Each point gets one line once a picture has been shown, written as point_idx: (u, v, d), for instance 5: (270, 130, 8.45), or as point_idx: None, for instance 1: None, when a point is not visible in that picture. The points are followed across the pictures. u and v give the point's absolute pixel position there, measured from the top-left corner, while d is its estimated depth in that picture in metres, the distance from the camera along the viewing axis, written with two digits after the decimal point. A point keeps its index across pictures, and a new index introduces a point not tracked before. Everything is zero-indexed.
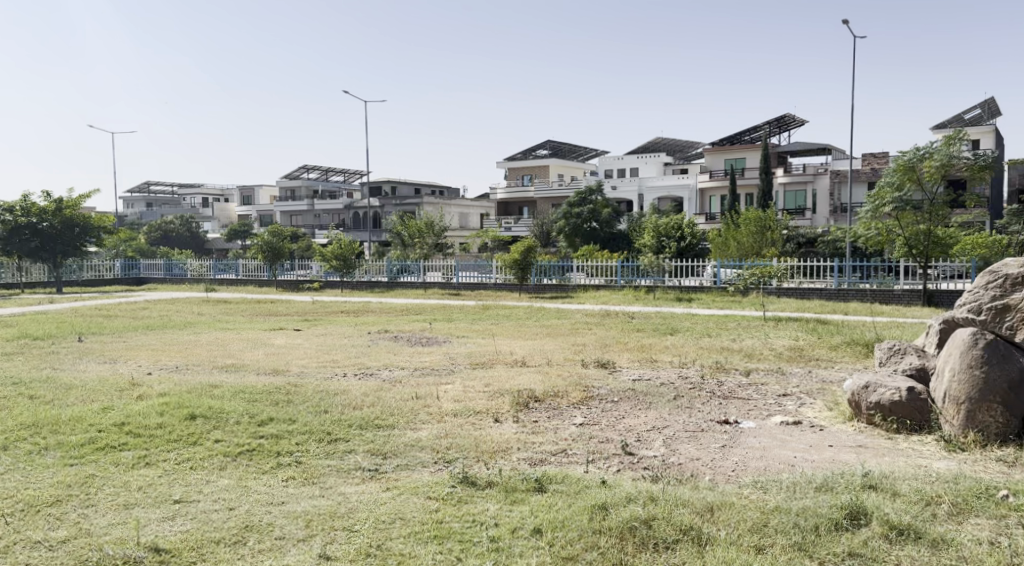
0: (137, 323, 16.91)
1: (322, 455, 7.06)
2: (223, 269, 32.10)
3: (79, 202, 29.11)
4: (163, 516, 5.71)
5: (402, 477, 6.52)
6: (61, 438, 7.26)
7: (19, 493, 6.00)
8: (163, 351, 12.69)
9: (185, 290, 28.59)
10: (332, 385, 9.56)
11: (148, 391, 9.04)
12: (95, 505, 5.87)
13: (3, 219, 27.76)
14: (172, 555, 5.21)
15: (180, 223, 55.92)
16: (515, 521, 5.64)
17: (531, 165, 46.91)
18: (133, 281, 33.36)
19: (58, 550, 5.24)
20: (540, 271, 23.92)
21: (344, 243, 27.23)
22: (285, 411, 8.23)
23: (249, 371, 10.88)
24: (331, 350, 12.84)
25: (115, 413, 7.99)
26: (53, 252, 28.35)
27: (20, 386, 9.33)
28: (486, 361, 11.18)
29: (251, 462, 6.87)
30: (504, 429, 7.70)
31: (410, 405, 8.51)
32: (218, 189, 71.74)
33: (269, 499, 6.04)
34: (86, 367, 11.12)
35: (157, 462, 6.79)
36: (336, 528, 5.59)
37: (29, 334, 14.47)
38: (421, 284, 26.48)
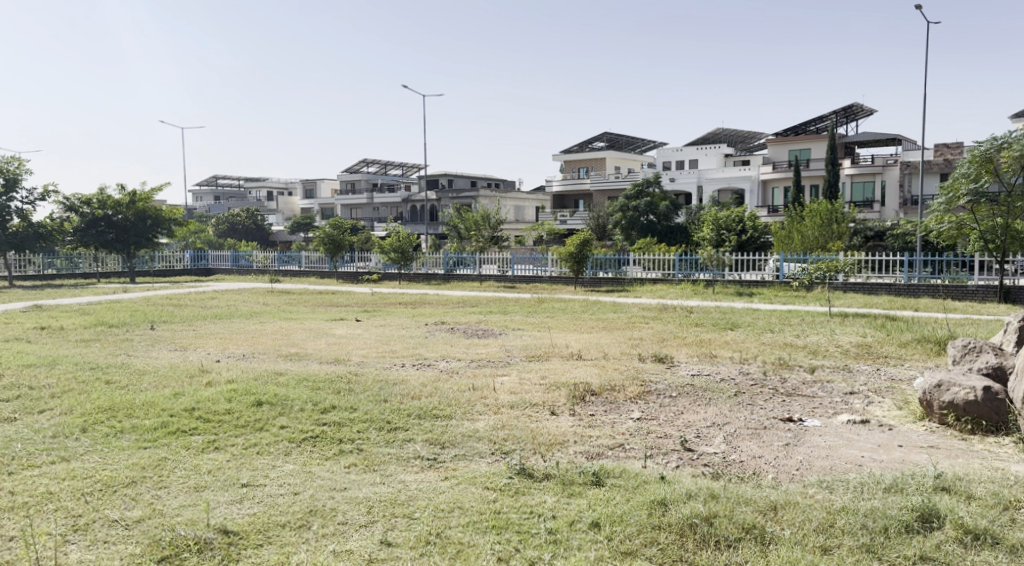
0: (206, 312, 17.41)
1: (382, 443, 7.16)
2: (286, 260, 32.79)
3: (151, 195, 30.02)
4: (232, 499, 5.88)
5: (460, 467, 6.57)
6: (135, 422, 7.52)
7: (97, 474, 6.25)
8: (230, 340, 13.07)
9: (250, 281, 29.35)
10: (391, 375, 9.70)
11: (216, 378, 9.30)
12: (168, 487, 6.07)
13: (81, 212, 28.90)
14: (241, 537, 5.35)
15: (246, 216, 57.35)
16: (573, 514, 5.64)
17: (588, 158, 46.60)
18: (202, 271, 34.41)
19: (134, 528, 5.42)
20: (597, 264, 24.00)
21: (402, 236, 27.49)
22: (346, 399, 8.38)
23: (312, 360, 11.10)
24: (389, 341, 13.00)
25: (185, 399, 8.24)
26: (127, 243, 29.33)
27: (97, 371, 9.71)
28: (542, 354, 11.16)
29: (314, 448, 7.01)
30: (562, 422, 7.69)
31: (466, 396, 8.55)
32: (282, 183, 73.46)
33: (332, 485, 6.16)
34: (159, 354, 11.51)
35: (225, 446, 6.99)
36: (396, 515, 5.67)
37: (105, 321, 15.01)
38: (476, 276, 26.54)
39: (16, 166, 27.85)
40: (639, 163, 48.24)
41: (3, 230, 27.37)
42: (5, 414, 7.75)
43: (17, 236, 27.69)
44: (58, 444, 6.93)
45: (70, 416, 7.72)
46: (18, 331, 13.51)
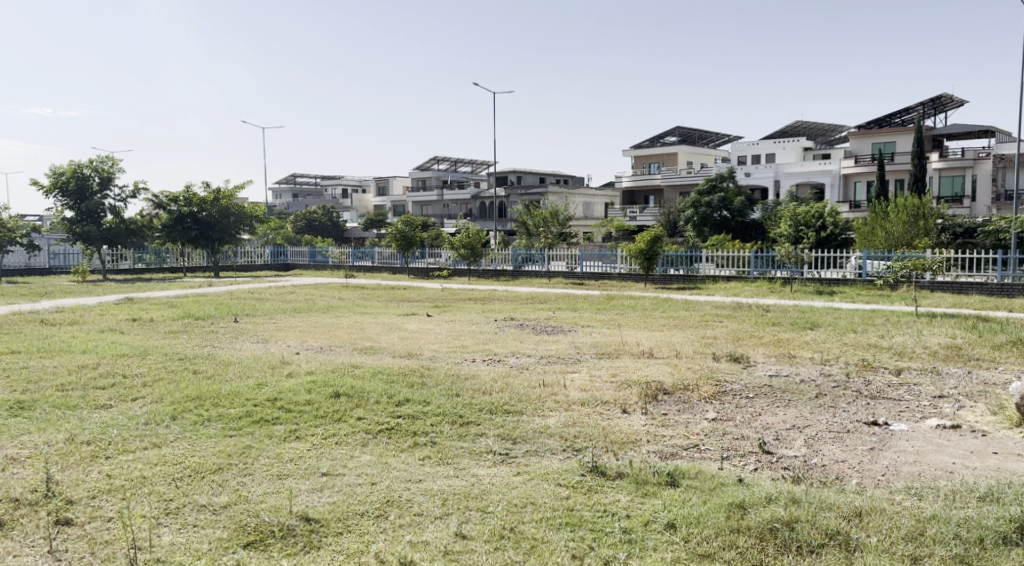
0: (285, 306, 17.91)
1: (455, 437, 7.23)
2: (359, 256, 33.42)
3: (235, 193, 30.91)
4: (313, 487, 6.03)
5: (531, 463, 6.58)
6: (221, 411, 7.79)
7: (187, 460, 6.49)
8: (307, 332, 13.42)
9: (325, 276, 30.07)
10: (462, 369, 9.79)
11: (296, 369, 9.57)
12: (252, 474, 6.27)
13: (169, 209, 30.04)
14: (321, 525, 5.48)
15: (322, 213, 58.77)
16: (648, 514, 5.57)
17: (660, 153, 46.01)
18: (281, 267, 35.45)
19: (221, 514, 5.61)
20: (668, 262, 23.71)
21: (472, 232, 27.67)
22: (419, 393, 8.49)
23: (386, 354, 11.28)
24: (460, 336, 13.10)
25: (268, 389, 8.49)
26: (211, 240, 30.39)
27: (185, 361, 10.10)
28: (613, 352, 11.08)
29: (389, 440, 7.12)
30: (634, 421, 7.62)
31: (536, 393, 8.55)
32: (356, 180, 75.07)
33: (407, 476, 6.25)
34: (242, 345, 11.89)
35: (306, 436, 7.17)
36: (470, 508, 5.71)
37: (192, 314, 15.62)
38: (545, 273, 26.53)
39: (109, 165, 29.12)
40: (713, 157, 47.34)
41: (97, 227, 28.72)
42: (102, 401, 8.12)
43: (110, 232, 29.03)
44: (151, 431, 7.22)
45: (160, 404, 8.04)
46: (111, 322, 14.17)
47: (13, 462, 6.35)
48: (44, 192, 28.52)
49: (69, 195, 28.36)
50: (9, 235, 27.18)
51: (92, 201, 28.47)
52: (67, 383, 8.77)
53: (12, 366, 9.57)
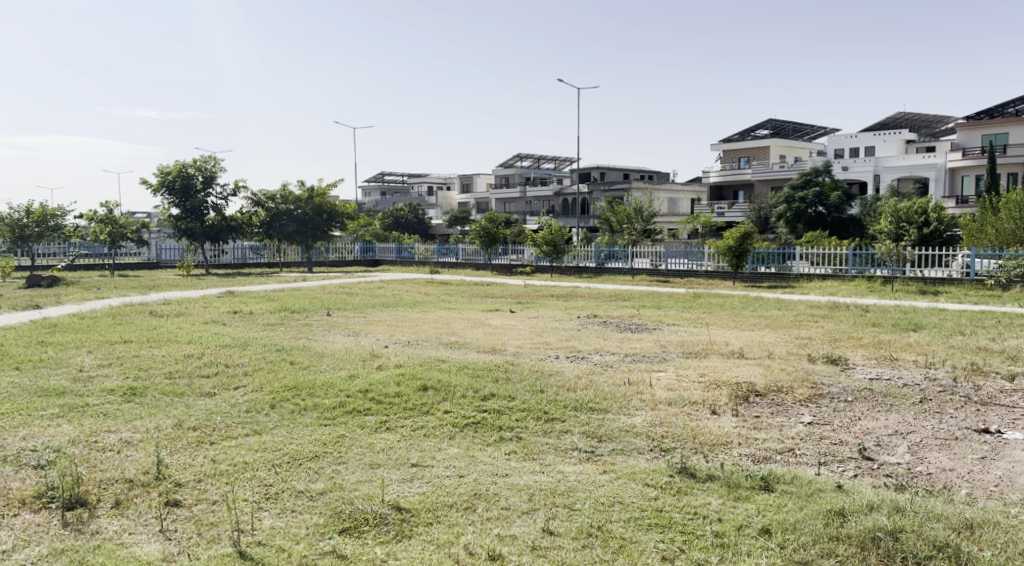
0: (374, 301, 18.30)
1: (540, 433, 7.23)
2: (444, 252, 33.83)
3: (328, 191, 31.65)
4: (403, 477, 6.14)
5: (618, 462, 6.51)
6: (317, 400, 8.03)
7: (285, 447, 6.71)
8: (396, 327, 13.68)
9: (412, 272, 30.58)
10: (547, 366, 9.80)
11: (385, 362, 9.76)
12: (346, 462, 6.43)
13: (267, 206, 31.23)
14: (412, 514, 5.57)
15: (409, 210, 59.86)
16: (741, 518, 5.44)
17: (751, 147, 44.85)
18: (370, 262, 36.32)
19: (317, 500, 5.77)
20: (758, 259, 23.16)
21: (555, 229, 27.63)
22: (505, 388, 8.53)
23: (470, 349, 11.39)
24: (543, 333, 13.09)
25: (360, 381, 8.70)
26: (305, 236, 31.16)
27: (282, 352, 10.45)
28: (701, 351, 10.86)
29: (476, 434, 7.17)
30: (724, 422, 7.45)
31: (623, 391, 8.47)
32: (441, 179, 76.23)
33: (494, 470, 6.29)
34: (334, 338, 12.23)
35: (396, 427, 7.31)
36: (557, 505, 5.70)
37: (287, 307, 16.17)
38: (629, 269, 26.27)
39: (212, 165, 30.39)
40: (808, 151, 45.81)
41: (201, 224, 30.06)
42: (206, 389, 8.48)
43: (213, 229, 30.32)
44: (251, 418, 7.51)
45: (260, 393, 8.34)
46: (213, 314, 14.78)
47: (127, 445, 6.69)
48: (152, 191, 30.02)
49: (175, 194, 29.76)
50: (121, 231, 28.71)
51: (196, 199, 29.80)
52: (174, 370, 9.22)
53: (125, 354, 10.10)
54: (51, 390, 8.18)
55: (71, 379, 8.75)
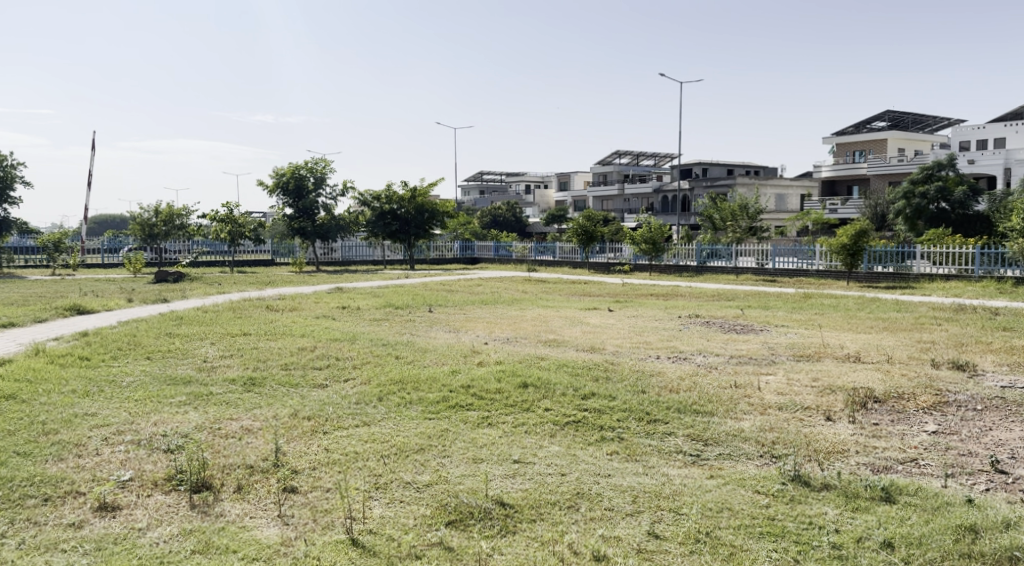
0: (473, 298, 18.51)
1: (643, 434, 7.13)
2: (542, 250, 33.87)
3: (430, 190, 32.14)
4: (506, 473, 6.17)
5: (726, 467, 6.34)
6: (421, 394, 8.17)
7: (392, 439, 6.87)
8: (495, 324, 13.78)
9: (511, 269, 30.75)
10: (648, 366, 9.65)
11: (486, 359, 9.83)
12: (450, 456, 6.52)
13: (372, 206, 32.05)
14: (516, 510, 5.59)
15: (507, 209, 60.56)
16: (860, 530, 5.20)
17: (866, 140, 42.90)
18: (469, 260, 36.93)
19: (424, 492, 5.87)
20: (875, 258, 22.17)
21: (655, 227, 27.22)
22: (606, 388, 8.45)
23: (570, 347, 11.33)
24: (643, 332, 12.93)
25: (461, 376, 8.81)
26: (408, 234, 31.95)
27: (387, 347, 10.69)
28: (813, 354, 10.45)
29: (577, 433, 7.14)
30: (840, 429, 7.15)
31: (730, 394, 8.24)
32: (539, 177, 76.49)
33: (596, 470, 6.24)
34: (435, 334, 12.42)
35: (498, 423, 7.36)
36: (662, 508, 5.60)
37: (391, 303, 16.55)
38: (733, 269, 25.60)
39: (323, 166, 31.44)
40: (930, 144, 43.38)
41: (312, 223, 31.23)
42: (319, 380, 8.79)
43: (323, 228, 31.43)
44: (360, 410, 7.72)
45: (368, 386, 8.56)
46: (323, 310, 15.28)
47: (248, 432, 7.00)
48: (268, 191, 31.37)
49: (289, 194, 31.03)
50: (240, 230, 30.12)
51: (308, 199, 30.98)
52: (290, 362, 9.60)
53: (244, 346, 10.58)
54: (178, 379, 8.65)
55: (196, 369, 9.23)
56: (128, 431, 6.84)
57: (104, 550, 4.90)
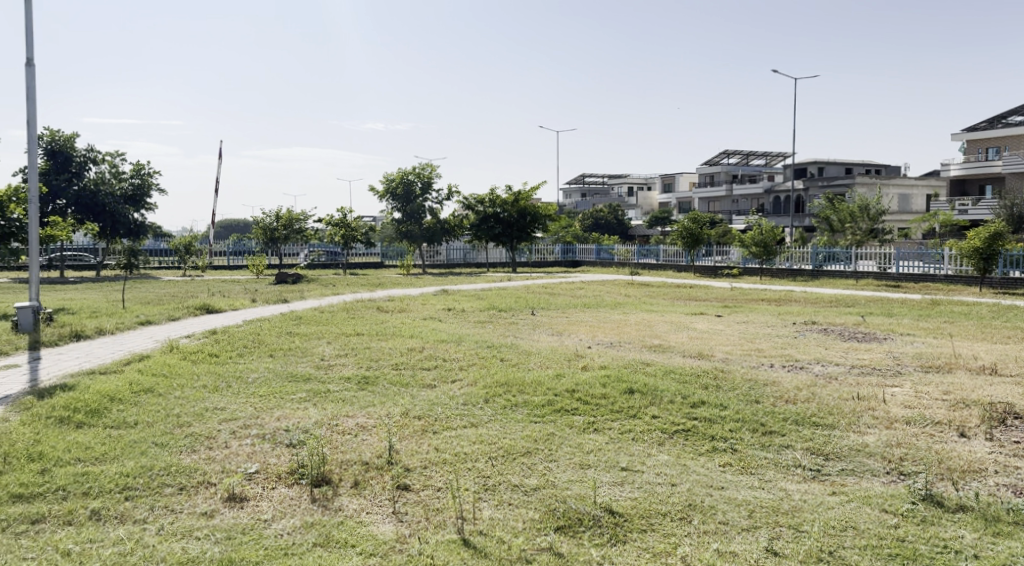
0: (576, 301, 18.50)
1: (757, 445, 6.90)
2: (645, 253, 33.44)
3: (532, 193, 32.26)
4: (615, 481, 6.10)
5: (850, 484, 6.06)
6: (526, 397, 8.19)
7: (499, 441, 6.91)
8: (598, 327, 13.68)
9: (614, 273, 30.49)
10: (762, 375, 9.33)
11: (591, 363, 9.77)
12: (557, 460, 6.51)
13: (476, 210, 32.45)
14: (626, 519, 5.51)
15: (609, 212, 60.23)
16: (1002, 557, 4.86)
17: (1002, 136, 40.13)
18: (570, 263, 36.93)
19: (532, 496, 5.88)
20: (1011, 262, 20.70)
21: (766, 230, 26.37)
22: (717, 396, 8.22)
23: (677, 353, 11.11)
24: (754, 338, 12.54)
25: (566, 380, 8.78)
26: (511, 237, 32.18)
27: (492, 349, 10.78)
28: (943, 365, 9.87)
29: (687, 442, 6.98)
30: (975, 447, 6.71)
31: (851, 406, 7.87)
32: (643, 178, 75.77)
33: (709, 482, 6.08)
34: (539, 337, 12.45)
35: (604, 429, 7.29)
36: (781, 524, 5.41)
37: (495, 305, 16.71)
38: (852, 273, 24.49)
39: (429, 171, 32.16)
40: None
41: (419, 226, 31.99)
42: (427, 380, 8.95)
43: (429, 231, 32.11)
44: (467, 411, 7.80)
45: (475, 387, 8.65)
46: (430, 311, 15.59)
47: (363, 429, 7.20)
48: (378, 196, 32.38)
49: (397, 199, 31.98)
50: (353, 234, 31.15)
51: (416, 204, 31.75)
52: (400, 362, 9.82)
53: (357, 345, 10.91)
54: (299, 376, 9.01)
55: (313, 366, 9.59)
56: (253, 426, 7.16)
57: (234, 539, 5.14)
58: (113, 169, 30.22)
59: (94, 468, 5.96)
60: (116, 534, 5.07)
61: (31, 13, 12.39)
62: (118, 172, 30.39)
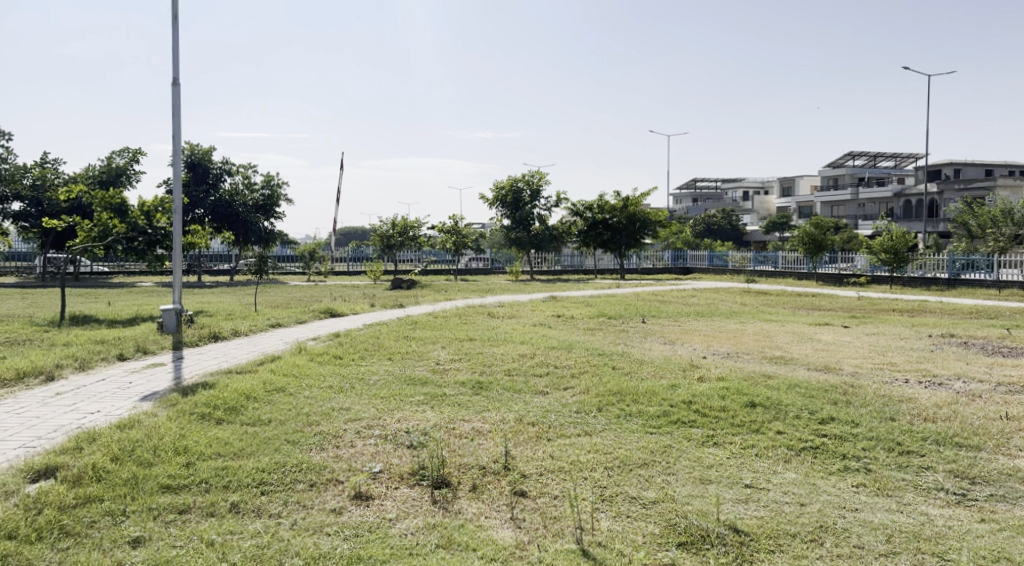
0: (689, 309, 18.13)
1: (894, 466, 6.53)
2: (762, 260, 32.40)
3: (642, 199, 31.79)
4: (738, 498, 5.90)
5: (1000, 511, 5.64)
6: (641, 407, 8.07)
7: (615, 451, 6.83)
8: (713, 337, 13.33)
9: (729, 280, 29.66)
10: (896, 390, 8.83)
11: (708, 374, 9.51)
12: (676, 474, 6.36)
13: (584, 216, 32.30)
14: (752, 538, 5.32)
15: (722, 217, 58.79)
16: None
17: None
18: (681, 270, 36.22)
19: (652, 509, 5.76)
20: None
21: (897, 236, 24.98)
22: (847, 412, 7.84)
23: (800, 366, 10.67)
24: (886, 351, 11.90)
25: (683, 391, 8.59)
26: (619, 244, 31.79)
27: (604, 357, 10.69)
28: None
29: (816, 460, 6.68)
30: None
31: (1000, 427, 7.32)
32: (758, 182, 73.67)
33: (841, 503, 5.79)
34: (651, 346, 12.25)
35: (725, 443, 7.08)
36: (923, 551, 5.09)
37: (605, 313, 16.57)
38: (993, 283, 22.92)
39: (538, 179, 32.36)
40: None
41: (528, 233, 32.15)
42: (540, 387, 8.96)
43: (537, 238, 32.20)
44: (581, 419, 7.76)
45: (587, 395, 8.59)
46: (540, 317, 15.65)
47: (479, 434, 7.28)
48: (488, 204, 32.83)
49: (507, 207, 32.35)
50: (464, 240, 31.64)
51: (524, 211, 32.01)
52: (512, 368, 9.88)
53: (471, 350, 11.05)
54: (416, 379, 9.20)
55: (429, 370, 9.78)
56: (376, 426, 7.37)
57: (362, 537, 5.29)
58: (245, 180, 31.94)
59: (233, 462, 6.28)
60: (254, 528, 5.31)
61: (176, 36, 13.27)
62: (250, 184, 32.07)
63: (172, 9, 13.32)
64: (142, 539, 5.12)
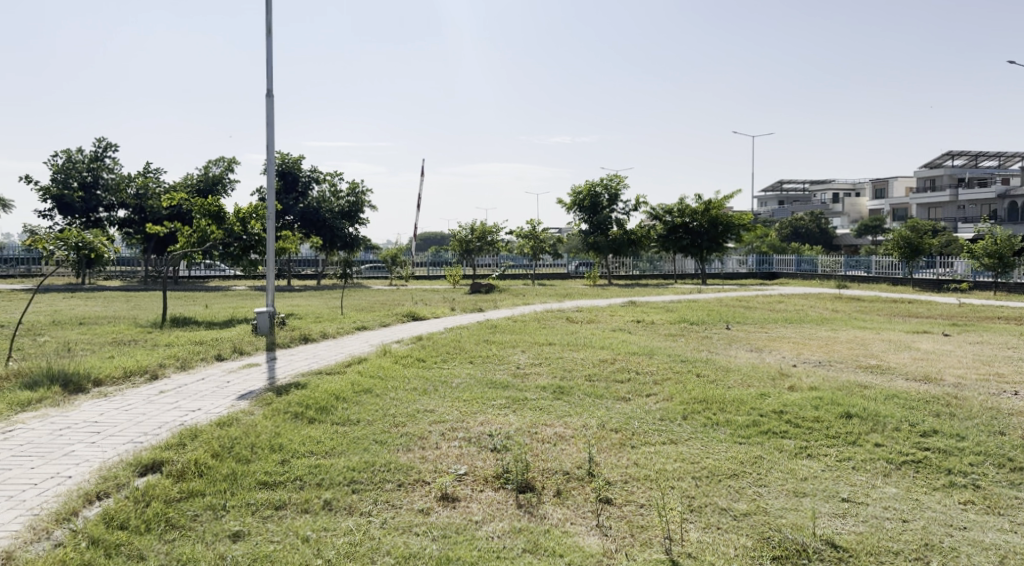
0: (775, 316, 17.61)
1: (1005, 483, 6.18)
2: (853, 265, 31.23)
3: (724, 203, 31.12)
4: (835, 512, 5.69)
5: None
6: (729, 416, 7.87)
7: (702, 460, 6.68)
8: (803, 345, 12.90)
9: (818, 286, 28.73)
10: (1004, 403, 8.36)
11: (798, 383, 9.20)
12: (768, 485, 6.18)
13: (665, 220, 31.92)
14: (851, 554, 5.12)
15: (811, 220, 56.87)
16: None
17: None
18: (766, 275, 35.33)
19: (743, 521, 5.61)
20: None
21: (1001, 240, 23.71)
22: (951, 425, 7.46)
23: (898, 375, 10.23)
24: (991, 361, 11.30)
25: (772, 400, 8.35)
26: (700, 248, 31.23)
27: (688, 364, 10.48)
28: None
29: (919, 474, 6.39)
30: None
31: None
32: (849, 185, 71.21)
33: (947, 520, 5.52)
34: (737, 353, 11.96)
35: (818, 455, 6.84)
36: None
37: (688, 318, 16.27)
38: None
39: (617, 182, 32.13)
40: None
41: (606, 237, 31.92)
42: (622, 393, 8.85)
43: (616, 242, 31.92)
44: (666, 426, 7.64)
45: (671, 402, 8.45)
46: (621, 322, 15.49)
47: (562, 439, 7.24)
48: (566, 208, 32.77)
49: (585, 211, 32.23)
50: (542, 245, 31.64)
51: (603, 215, 31.83)
52: (593, 373, 9.79)
53: (552, 355, 11.03)
54: (498, 383, 9.23)
55: (511, 374, 9.79)
56: (460, 429, 7.43)
57: (450, 538, 5.33)
58: (332, 188, 32.80)
59: (325, 461, 6.43)
60: (346, 525, 5.42)
61: (271, 48, 13.72)
62: (336, 191, 32.90)
63: (266, 22, 13.78)
64: (241, 533, 5.29)
